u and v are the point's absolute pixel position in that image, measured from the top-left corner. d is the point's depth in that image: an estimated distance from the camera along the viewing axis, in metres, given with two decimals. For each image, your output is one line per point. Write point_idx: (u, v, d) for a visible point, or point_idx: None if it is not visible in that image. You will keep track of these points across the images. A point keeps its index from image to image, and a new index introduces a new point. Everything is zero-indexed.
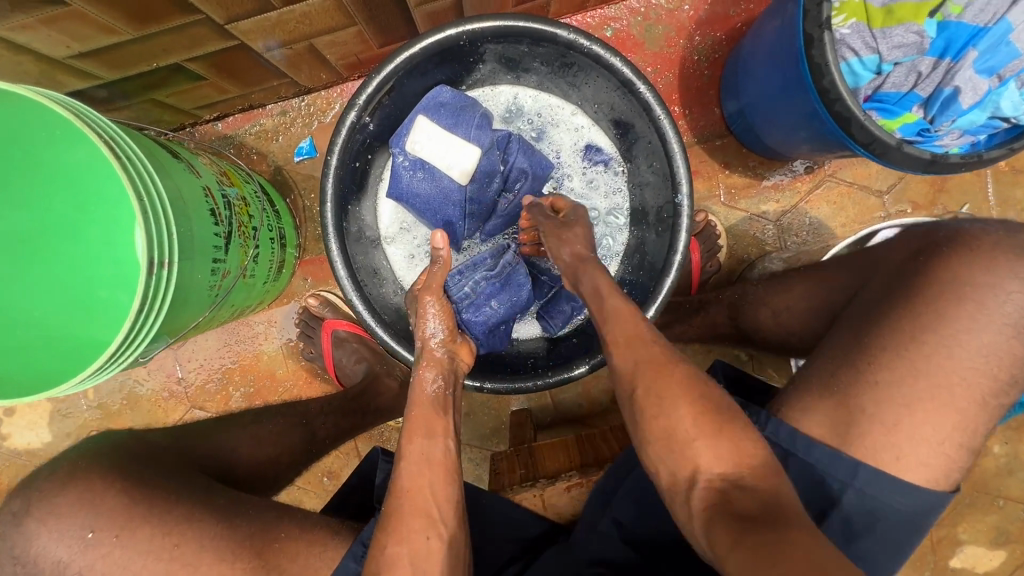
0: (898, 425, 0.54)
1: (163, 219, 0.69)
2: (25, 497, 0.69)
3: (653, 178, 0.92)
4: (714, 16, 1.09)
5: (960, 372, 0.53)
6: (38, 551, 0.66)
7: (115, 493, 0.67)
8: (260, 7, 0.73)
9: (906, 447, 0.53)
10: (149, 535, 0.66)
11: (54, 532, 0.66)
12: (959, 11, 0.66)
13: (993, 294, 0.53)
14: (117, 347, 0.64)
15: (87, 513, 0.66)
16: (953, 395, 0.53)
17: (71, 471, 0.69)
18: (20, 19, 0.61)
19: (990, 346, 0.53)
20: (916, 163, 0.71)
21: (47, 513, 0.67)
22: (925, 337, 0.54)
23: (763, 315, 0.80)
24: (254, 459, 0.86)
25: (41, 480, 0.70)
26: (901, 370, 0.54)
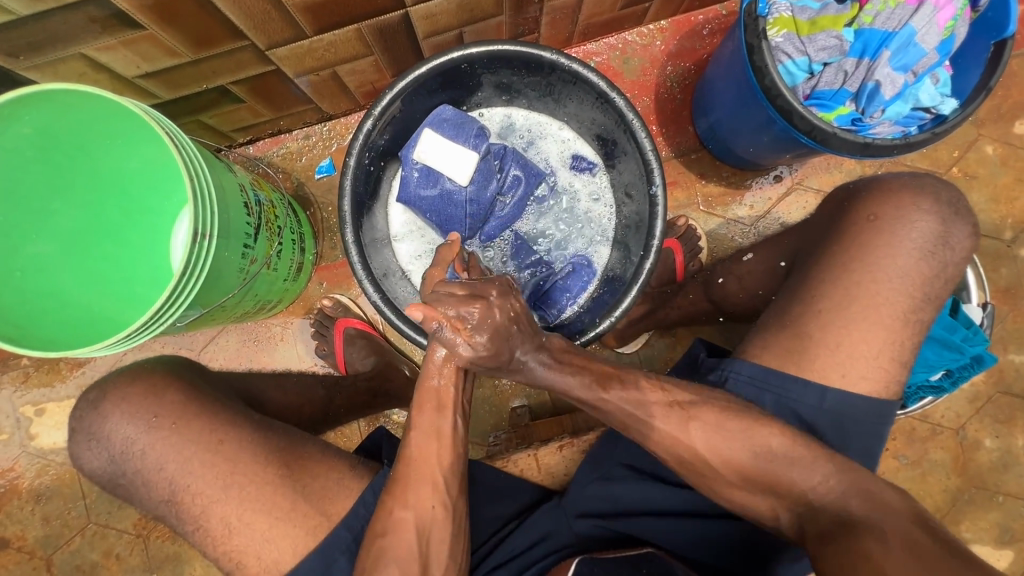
0: (839, 344, 0.65)
1: (209, 200, 0.81)
2: (100, 387, 0.75)
3: (632, 179, 1.04)
4: (682, 49, 1.25)
5: (885, 293, 0.64)
6: (109, 430, 0.72)
7: (173, 390, 0.75)
8: (296, 35, 0.88)
9: (848, 364, 0.65)
10: (201, 429, 0.73)
11: (125, 413, 0.72)
12: (871, 20, 0.81)
13: (900, 225, 0.65)
14: (162, 305, 0.75)
15: (150, 403, 0.73)
16: (880, 312, 0.64)
17: (141, 368, 0.76)
18: (106, 40, 0.77)
19: (903, 268, 0.65)
20: (853, 148, 0.82)
21: (118, 399, 0.73)
22: (853, 267, 0.65)
23: (731, 284, 0.90)
24: (281, 402, 0.98)
25: (113, 375, 0.77)
26: (837, 296, 0.65)
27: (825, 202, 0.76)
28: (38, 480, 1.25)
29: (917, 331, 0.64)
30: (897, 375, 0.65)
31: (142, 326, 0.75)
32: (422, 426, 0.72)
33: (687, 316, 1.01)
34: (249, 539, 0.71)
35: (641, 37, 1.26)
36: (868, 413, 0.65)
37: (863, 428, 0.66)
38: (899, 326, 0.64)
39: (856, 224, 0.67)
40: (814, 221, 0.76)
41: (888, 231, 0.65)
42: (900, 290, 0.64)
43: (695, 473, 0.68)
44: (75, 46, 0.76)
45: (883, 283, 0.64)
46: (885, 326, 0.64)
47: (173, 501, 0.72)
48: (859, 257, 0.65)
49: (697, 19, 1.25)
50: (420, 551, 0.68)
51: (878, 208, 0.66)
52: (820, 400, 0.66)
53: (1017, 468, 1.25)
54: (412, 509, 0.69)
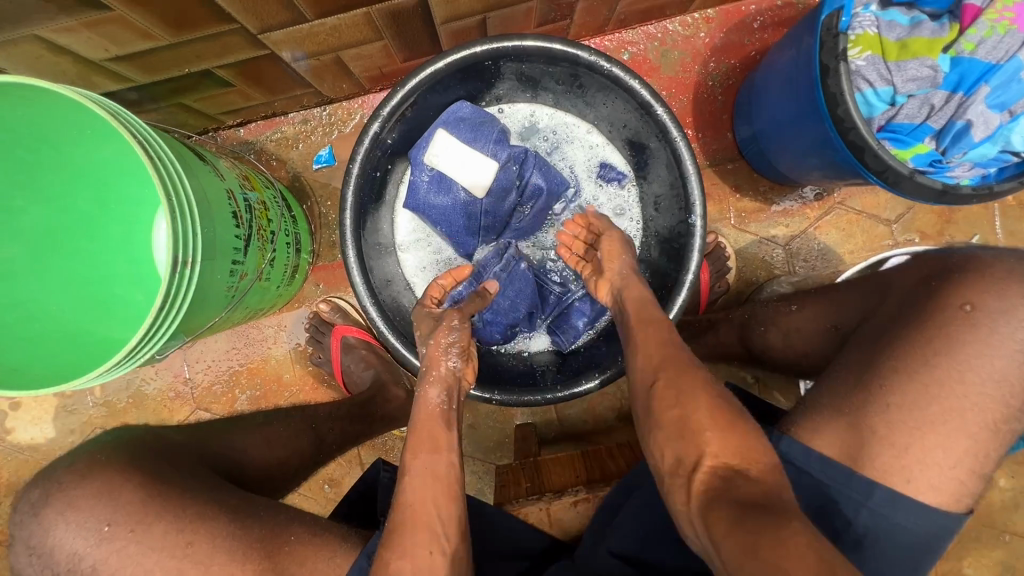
0: (908, 446, 0.55)
1: (190, 218, 0.70)
2: (46, 486, 0.68)
3: (667, 198, 0.94)
4: (729, 44, 1.12)
5: (973, 396, 0.54)
6: (54, 542, 0.65)
7: (129, 488, 0.67)
8: (294, 19, 0.75)
9: (917, 470, 0.54)
10: (161, 532, 0.65)
11: (72, 522, 0.65)
12: (971, 48, 0.69)
13: (1003, 320, 0.54)
14: (139, 342, 0.66)
15: (103, 506, 0.65)
16: (966, 419, 0.54)
17: (92, 461, 0.69)
18: (64, 21, 0.64)
19: (999, 371, 0.54)
20: (927, 193, 0.72)
21: (66, 503, 0.66)
22: (938, 361, 0.55)
23: (773, 335, 0.81)
24: (264, 461, 0.85)
25: (61, 469, 0.69)
26: (913, 392, 0.55)
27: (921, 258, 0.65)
28: (14, 476, 1.18)
29: (1006, 443, 0.54)
30: (974, 489, 0.54)
31: (117, 363, 0.67)
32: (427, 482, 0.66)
33: (717, 356, 0.93)
34: None
35: (684, 27, 1.12)
36: (923, 525, 0.54)
37: (915, 542, 0.55)
38: (987, 436, 0.54)
39: (939, 306, 0.57)
40: (885, 281, 0.67)
41: (989, 325, 0.54)
42: (993, 396, 0.54)
43: None
44: (27, 28, 0.63)
45: (975, 385, 0.54)
46: (967, 433, 0.54)
47: None
48: (948, 353, 0.55)
49: (748, 9, 1.11)
50: None
51: (976, 297, 0.56)
52: (865, 495, 0.56)
53: None
54: None
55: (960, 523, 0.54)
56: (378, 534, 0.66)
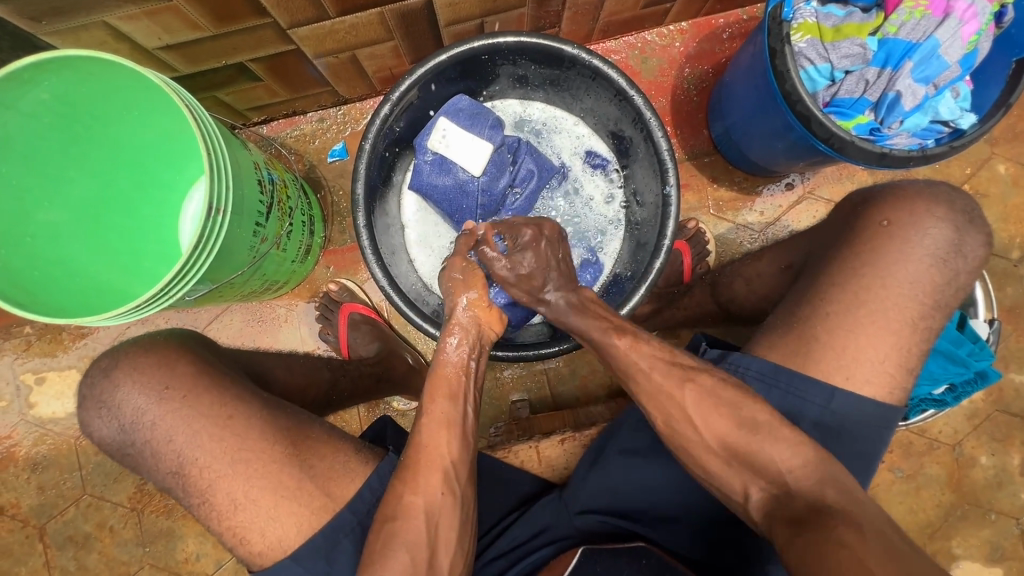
0: (846, 347, 0.65)
1: (225, 175, 0.81)
2: (114, 355, 0.76)
3: (646, 177, 1.04)
4: (701, 52, 1.25)
5: (892, 297, 0.65)
6: (121, 399, 0.73)
7: (185, 362, 0.75)
8: (318, 15, 0.88)
9: (854, 366, 0.65)
10: (209, 403, 0.73)
11: (137, 382, 0.72)
12: (895, 30, 0.81)
13: (914, 230, 0.66)
14: (172, 279, 0.75)
15: (161, 373, 0.73)
16: (888, 316, 0.65)
17: (153, 341, 0.77)
18: (129, 9, 0.76)
19: (914, 276, 0.65)
20: (869, 157, 0.82)
21: (131, 368, 0.74)
22: (866, 271, 0.66)
23: (739, 286, 0.90)
24: (288, 382, 0.97)
25: (126, 344, 0.77)
26: (849, 301, 0.66)
27: (841, 205, 0.76)
28: (35, 449, 1.25)
29: (926, 337, 0.65)
30: (905, 381, 0.65)
31: (153, 296, 0.75)
32: (434, 416, 0.74)
33: (693, 317, 1.01)
34: (254, 515, 0.71)
35: (661, 37, 1.26)
36: (874, 413, 0.65)
37: (870, 431, 0.66)
38: (909, 331, 0.65)
39: (869, 231, 0.67)
40: (825, 225, 0.76)
41: (903, 236, 0.66)
42: (911, 297, 0.65)
43: (698, 472, 0.69)
44: (98, 15, 0.76)
45: (895, 289, 0.65)
46: (892, 331, 0.65)
47: (180, 473, 0.72)
48: (871, 263, 0.66)
49: (718, 22, 1.25)
50: (422, 534, 0.69)
51: (891, 215, 0.67)
52: (828, 400, 0.66)
53: (1011, 487, 1.25)
54: (414, 494, 0.70)
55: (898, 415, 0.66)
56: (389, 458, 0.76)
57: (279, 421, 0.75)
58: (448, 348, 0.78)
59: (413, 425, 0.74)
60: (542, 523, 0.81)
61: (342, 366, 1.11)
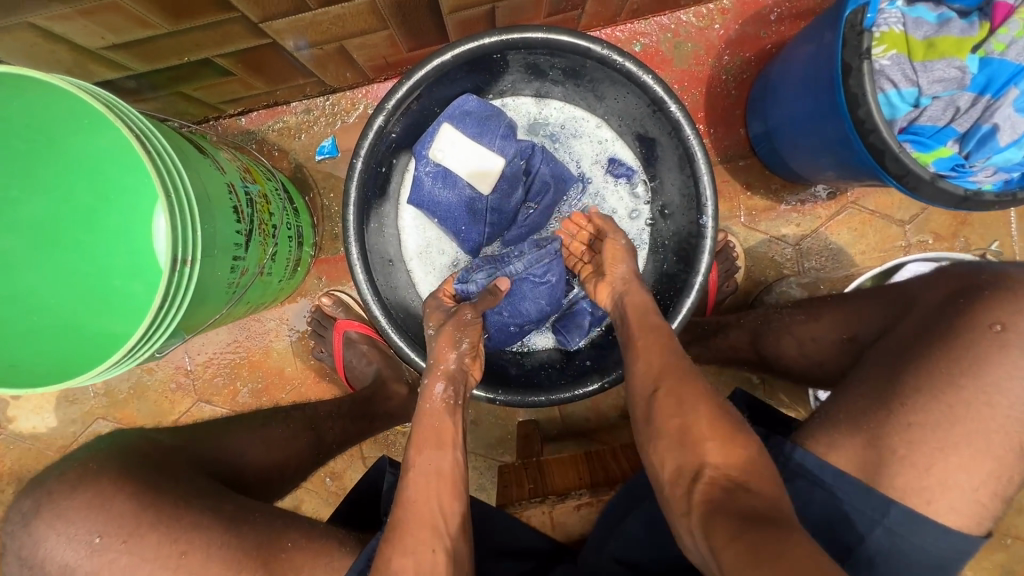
0: (930, 467, 0.54)
1: (191, 212, 0.69)
2: (36, 494, 0.64)
3: (678, 197, 0.91)
4: (744, 37, 1.09)
5: (998, 417, 0.53)
6: (44, 554, 0.62)
7: (121, 496, 0.63)
8: (296, 7, 0.72)
9: (938, 492, 0.54)
10: (156, 544, 0.62)
11: (61, 534, 0.61)
12: (1003, 48, 0.66)
13: None
14: (136, 344, 0.64)
15: (93, 515, 0.62)
16: (990, 442, 0.53)
17: (82, 470, 0.64)
18: (58, 8, 0.61)
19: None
20: (948, 199, 0.70)
21: (55, 515, 0.62)
22: (963, 380, 0.54)
23: (787, 345, 0.81)
24: (265, 463, 0.81)
25: (49, 479, 0.65)
26: (937, 414, 0.54)
27: (933, 278, 0.66)
28: (17, 465, 1.19)
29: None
30: (995, 512, 0.54)
31: (116, 362, 0.65)
32: (425, 472, 0.68)
33: (725, 360, 0.93)
34: None
35: (698, 18, 1.09)
36: (942, 549, 0.54)
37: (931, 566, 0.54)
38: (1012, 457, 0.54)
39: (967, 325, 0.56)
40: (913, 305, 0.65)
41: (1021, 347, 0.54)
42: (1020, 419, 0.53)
43: None
44: (19, 16, 0.61)
45: (1001, 408, 0.53)
46: (992, 456, 0.53)
47: None
48: (976, 373, 0.54)
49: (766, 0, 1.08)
50: None
51: (1007, 317, 0.55)
52: (883, 515, 0.55)
53: None
54: None
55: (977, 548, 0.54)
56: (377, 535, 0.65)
57: (247, 540, 0.64)
58: (434, 396, 0.73)
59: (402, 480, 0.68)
60: None
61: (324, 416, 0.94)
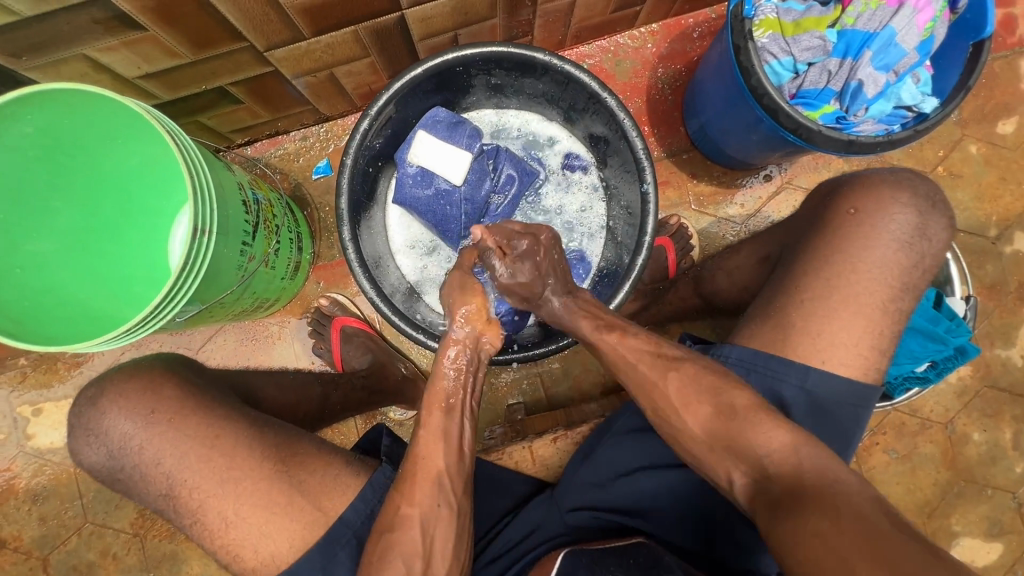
0: (821, 333, 0.68)
1: (208, 197, 0.82)
2: (99, 383, 0.77)
3: (624, 177, 1.06)
4: (673, 52, 1.28)
5: (864, 281, 0.68)
6: (108, 425, 0.74)
7: (169, 386, 0.76)
8: (294, 36, 0.90)
9: (828, 350, 0.67)
10: (197, 425, 0.74)
11: (123, 409, 0.74)
12: (853, 21, 0.84)
13: (881, 217, 0.70)
14: (160, 302, 0.75)
15: (147, 399, 0.75)
16: (861, 301, 0.67)
17: (139, 366, 0.78)
18: (107, 41, 0.78)
19: (881, 259, 0.68)
20: (838, 145, 0.84)
21: (117, 396, 0.75)
22: (834, 257, 0.69)
23: (720, 279, 0.92)
24: (277, 402, 0.96)
25: (111, 373, 0.78)
26: (820, 287, 0.69)
27: (811, 197, 0.80)
28: (35, 480, 1.25)
29: (896, 320, 0.68)
30: (877, 361, 0.67)
31: (141, 322, 0.76)
32: (431, 428, 0.75)
33: (679, 311, 1.03)
34: (246, 531, 0.72)
35: (633, 40, 1.28)
36: (849, 392, 0.67)
37: (843, 409, 0.68)
38: (879, 314, 0.68)
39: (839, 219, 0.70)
40: (801, 218, 0.78)
41: (870, 221, 0.69)
42: (880, 281, 0.68)
43: (693, 462, 0.70)
44: (77, 47, 0.78)
45: (864, 272, 0.68)
46: (864, 315, 0.67)
47: (170, 495, 0.74)
48: (842, 249, 0.69)
49: (687, 22, 1.28)
50: (425, 544, 0.70)
51: (858, 203, 0.71)
52: (803, 378, 0.68)
53: (1005, 462, 1.27)
54: (413, 503, 0.70)
55: (875, 388, 0.67)
56: (382, 467, 0.76)
57: (268, 438, 0.76)
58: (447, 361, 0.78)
59: (412, 436, 0.75)
60: (535, 522, 0.81)
61: (334, 380, 1.10)
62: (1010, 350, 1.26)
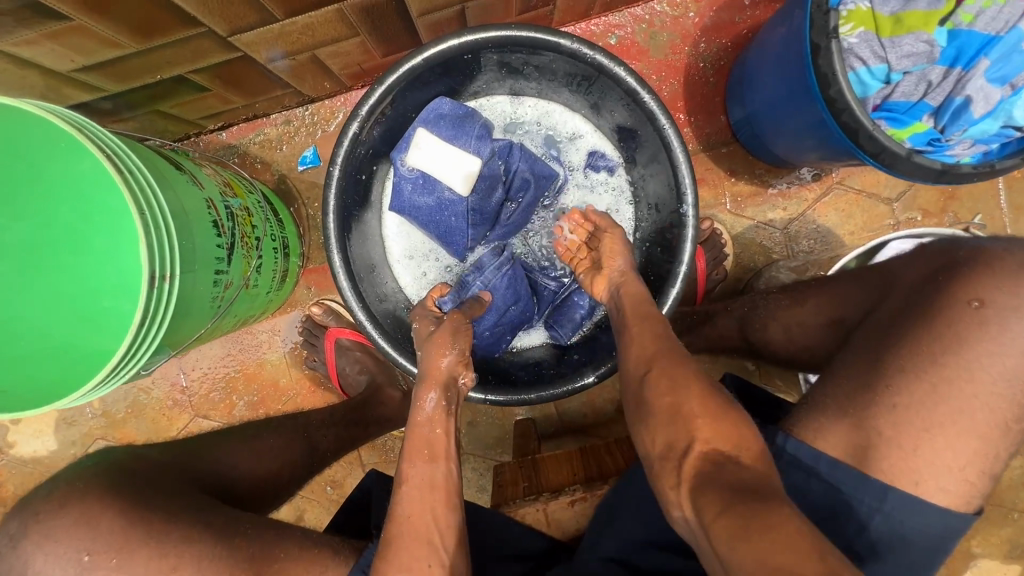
0: (918, 450, 0.55)
1: (166, 229, 0.69)
2: (22, 519, 0.67)
3: (658, 186, 0.91)
4: (720, 23, 1.08)
5: (981, 395, 0.55)
6: (36, 573, 0.64)
7: (109, 517, 0.66)
8: (263, 19, 0.73)
9: (926, 475, 0.55)
10: (147, 557, 0.64)
11: (60, 548, 0.64)
12: (970, 19, 0.66)
13: (1014, 316, 0.55)
14: (118, 363, 0.64)
15: (84, 535, 0.65)
16: (974, 419, 0.55)
17: (70, 490, 0.67)
18: (25, 34, 0.62)
19: (1009, 370, 0.55)
20: (926, 174, 0.70)
21: (44, 535, 0.65)
22: (948, 359, 0.56)
23: (774, 330, 0.82)
24: (255, 475, 0.84)
25: (39, 498, 0.68)
26: (921, 393, 0.56)
27: (921, 256, 0.67)
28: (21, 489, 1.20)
29: (1014, 442, 0.56)
30: (983, 489, 0.55)
31: (100, 383, 0.65)
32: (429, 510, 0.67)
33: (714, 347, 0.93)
34: None
35: (673, 7, 1.08)
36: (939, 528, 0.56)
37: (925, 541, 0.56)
38: (997, 434, 0.55)
39: (952, 304, 0.57)
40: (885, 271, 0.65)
41: (1000, 322, 0.55)
42: (1004, 395, 0.55)
43: None
44: None
45: (984, 381, 0.55)
46: (976, 435, 0.55)
47: None
48: (957, 352, 0.55)
49: None
50: None
51: (986, 293, 0.56)
52: (880, 501, 0.56)
53: None
54: None
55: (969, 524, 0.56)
56: (373, 547, 0.67)
57: (238, 554, 0.67)
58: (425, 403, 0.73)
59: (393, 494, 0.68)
60: None
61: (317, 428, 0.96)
62: None
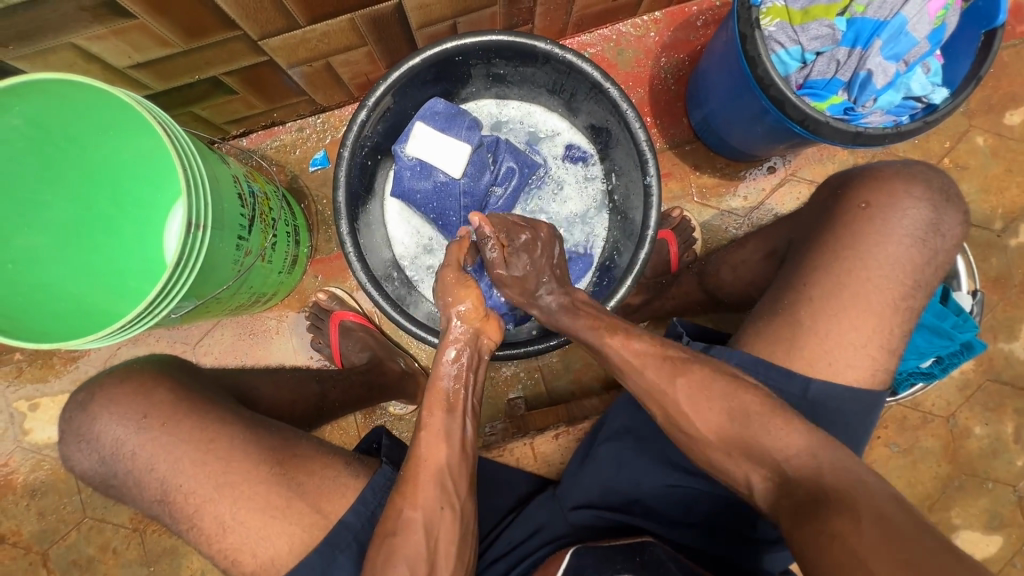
0: (828, 333, 0.73)
1: (204, 190, 0.81)
2: (89, 389, 0.81)
3: (626, 168, 1.03)
4: (677, 41, 1.26)
5: (872, 280, 0.73)
6: (98, 431, 0.78)
7: (162, 389, 0.80)
8: (288, 25, 0.88)
9: (836, 351, 0.72)
10: (190, 429, 0.78)
11: (116, 413, 0.78)
12: (862, 9, 0.83)
13: (894, 212, 0.74)
14: (155, 298, 0.74)
15: (140, 401, 0.79)
16: (870, 300, 0.72)
17: (131, 368, 0.82)
18: (96, 29, 0.76)
19: (891, 256, 0.73)
20: (845, 137, 0.82)
21: (108, 400, 0.79)
22: (845, 252, 0.74)
23: (724, 274, 0.98)
24: (274, 399, 0.99)
25: (102, 376, 0.83)
26: (827, 284, 0.74)
27: (820, 189, 0.85)
28: (33, 475, 1.25)
29: (905, 317, 0.73)
30: (884, 361, 0.72)
31: (136, 318, 0.74)
32: (432, 431, 0.74)
33: (681, 305, 1.09)
34: (243, 537, 0.75)
35: (635, 28, 1.26)
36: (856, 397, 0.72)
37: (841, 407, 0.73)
38: (889, 313, 0.73)
39: (843, 220, 0.76)
40: None
41: (879, 215, 0.74)
42: (890, 279, 0.73)
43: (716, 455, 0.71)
44: (65, 36, 0.76)
45: (875, 269, 0.73)
46: (873, 313, 0.72)
47: (165, 500, 0.77)
48: (852, 245, 0.74)
49: (691, 10, 1.25)
50: (429, 549, 0.70)
51: (871, 197, 0.75)
52: (805, 389, 0.73)
53: (1006, 455, 1.26)
54: (422, 510, 0.71)
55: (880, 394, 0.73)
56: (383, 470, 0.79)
57: (265, 441, 0.80)
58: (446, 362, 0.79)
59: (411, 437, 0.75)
60: (539, 522, 0.83)
61: (330, 377, 1.11)
62: (1013, 343, 1.25)
